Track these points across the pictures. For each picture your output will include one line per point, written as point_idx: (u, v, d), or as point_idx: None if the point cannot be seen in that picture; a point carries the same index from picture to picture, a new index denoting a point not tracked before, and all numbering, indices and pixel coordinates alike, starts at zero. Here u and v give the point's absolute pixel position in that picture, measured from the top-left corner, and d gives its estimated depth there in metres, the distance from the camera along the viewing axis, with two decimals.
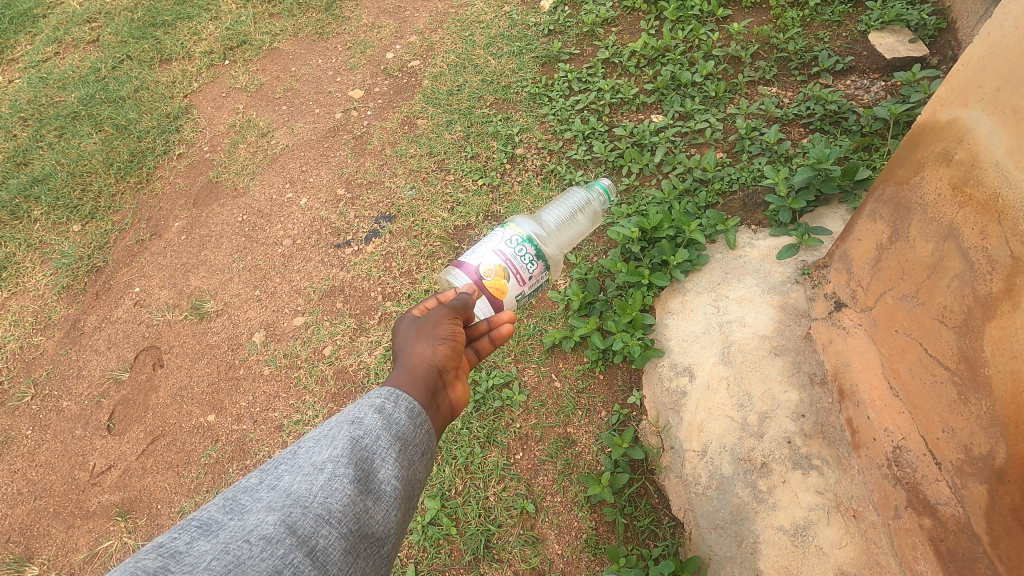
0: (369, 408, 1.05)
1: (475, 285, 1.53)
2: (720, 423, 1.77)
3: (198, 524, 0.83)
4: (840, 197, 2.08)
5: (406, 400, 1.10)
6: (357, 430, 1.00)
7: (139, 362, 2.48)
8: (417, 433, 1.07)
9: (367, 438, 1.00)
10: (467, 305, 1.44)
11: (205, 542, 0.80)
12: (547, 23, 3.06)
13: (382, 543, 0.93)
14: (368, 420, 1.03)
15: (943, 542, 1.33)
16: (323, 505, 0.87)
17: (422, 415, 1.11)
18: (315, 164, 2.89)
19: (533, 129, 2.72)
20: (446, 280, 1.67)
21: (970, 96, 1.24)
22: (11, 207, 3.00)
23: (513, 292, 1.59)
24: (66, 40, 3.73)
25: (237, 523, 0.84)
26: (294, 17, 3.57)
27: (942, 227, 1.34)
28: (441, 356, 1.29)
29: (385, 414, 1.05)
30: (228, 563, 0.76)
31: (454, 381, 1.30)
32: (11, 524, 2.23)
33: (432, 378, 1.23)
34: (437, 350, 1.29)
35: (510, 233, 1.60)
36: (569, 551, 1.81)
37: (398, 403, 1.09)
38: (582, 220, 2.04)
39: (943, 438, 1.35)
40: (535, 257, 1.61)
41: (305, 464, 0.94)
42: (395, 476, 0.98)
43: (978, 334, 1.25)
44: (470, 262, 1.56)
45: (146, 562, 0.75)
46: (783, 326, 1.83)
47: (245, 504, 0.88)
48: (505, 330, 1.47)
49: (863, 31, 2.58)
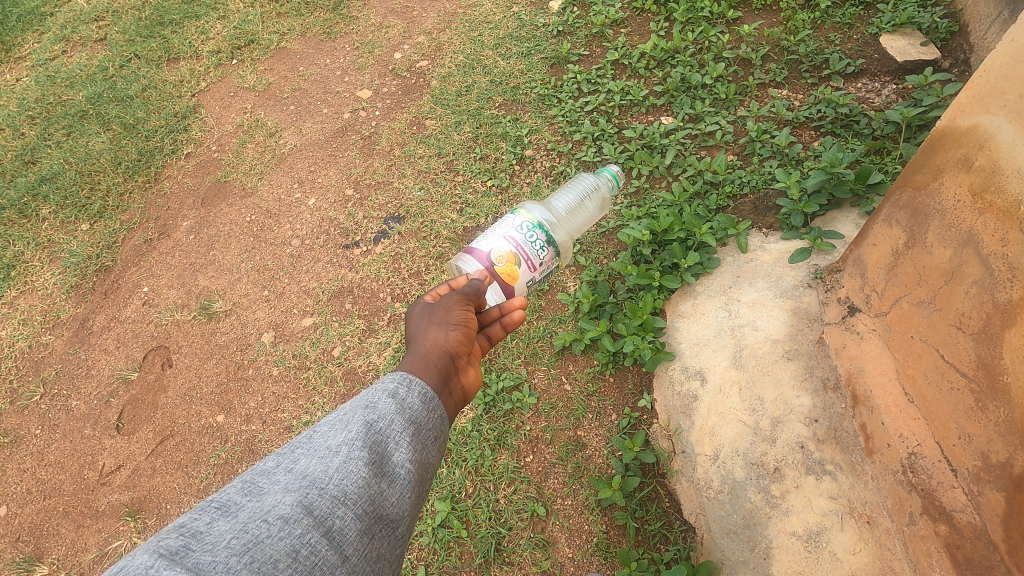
0: (383, 393, 1.04)
1: (487, 272, 1.51)
2: (732, 427, 1.77)
3: (218, 505, 0.83)
4: (851, 202, 2.08)
5: (420, 385, 1.10)
6: (371, 415, 0.99)
7: (148, 362, 2.48)
8: (430, 417, 1.07)
9: (381, 422, 0.99)
10: (479, 291, 1.43)
11: (224, 523, 0.80)
12: (556, 24, 3.05)
13: (397, 525, 0.93)
14: (382, 404, 1.02)
15: (959, 549, 1.32)
16: (339, 487, 0.87)
17: (435, 400, 1.10)
18: (323, 164, 2.89)
19: (542, 130, 2.71)
20: (457, 266, 1.66)
21: (992, 102, 1.23)
22: (19, 206, 3.00)
23: (524, 278, 1.57)
24: (74, 38, 3.73)
25: (255, 504, 0.84)
26: (302, 16, 3.56)
27: (961, 233, 1.33)
28: (452, 341, 1.29)
29: (399, 398, 1.04)
30: (247, 542, 0.76)
31: (467, 366, 1.30)
32: (21, 523, 2.23)
33: (444, 363, 1.22)
34: (449, 336, 1.29)
35: (521, 219, 1.59)
36: (580, 555, 1.81)
37: (411, 387, 1.08)
38: (590, 207, 2.04)
39: (959, 445, 1.35)
40: (546, 242, 1.60)
41: (321, 447, 0.93)
42: (409, 459, 0.97)
43: (997, 341, 1.25)
44: (480, 248, 1.55)
45: (169, 540, 0.75)
46: (795, 330, 1.82)
47: (263, 486, 0.88)
48: (517, 316, 1.46)
49: (874, 34, 2.57)
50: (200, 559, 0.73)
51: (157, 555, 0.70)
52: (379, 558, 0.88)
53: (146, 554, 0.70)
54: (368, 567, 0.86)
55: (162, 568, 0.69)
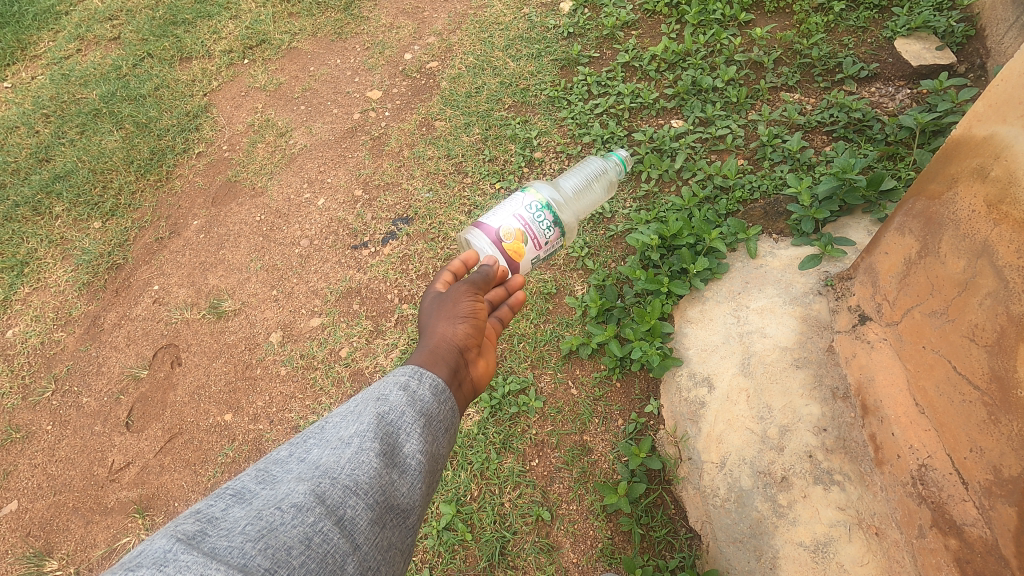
0: (393, 385, 1.05)
1: (495, 260, 1.48)
2: (740, 435, 1.75)
3: (233, 492, 0.84)
4: (863, 208, 2.06)
5: (430, 377, 1.10)
6: (382, 406, 1.00)
7: (158, 360, 2.50)
8: (441, 409, 1.07)
9: (392, 414, 0.99)
10: (488, 277, 1.43)
11: (239, 509, 0.80)
12: (567, 26, 3.04)
13: (407, 514, 0.93)
14: (393, 396, 1.02)
15: (970, 564, 1.30)
16: (350, 477, 0.87)
17: (445, 392, 1.10)
18: (332, 165, 2.90)
19: (552, 133, 2.70)
20: (465, 241, 1.64)
21: (1010, 112, 1.21)
22: (33, 203, 3.03)
23: (529, 256, 1.56)
24: (89, 37, 3.76)
25: (269, 492, 0.84)
26: (313, 16, 3.57)
27: (975, 244, 1.32)
28: (461, 334, 1.28)
29: (409, 391, 1.05)
30: (261, 528, 0.77)
31: (477, 359, 1.30)
32: (31, 518, 2.26)
33: (454, 356, 1.22)
34: (458, 329, 1.29)
35: (530, 197, 1.56)
36: (584, 560, 1.80)
37: (422, 380, 1.08)
38: (598, 189, 2.04)
39: (971, 458, 1.33)
40: (543, 226, 1.55)
41: (332, 438, 0.94)
42: (419, 451, 0.97)
43: (1011, 354, 1.23)
44: (490, 224, 1.53)
45: (185, 525, 0.76)
46: (804, 338, 1.81)
47: (277, 474, 0.88)
48: (519, 297, 1.51)
49: (889, 38, 2.54)
50: (216, 544, 0.73)
51: (174, 540, 0.71)
52: (390, 548, 0.88)
53: (163, 539, 0.71)
54: (378, 557, 0.86)
55: (179, 552, 0.69)
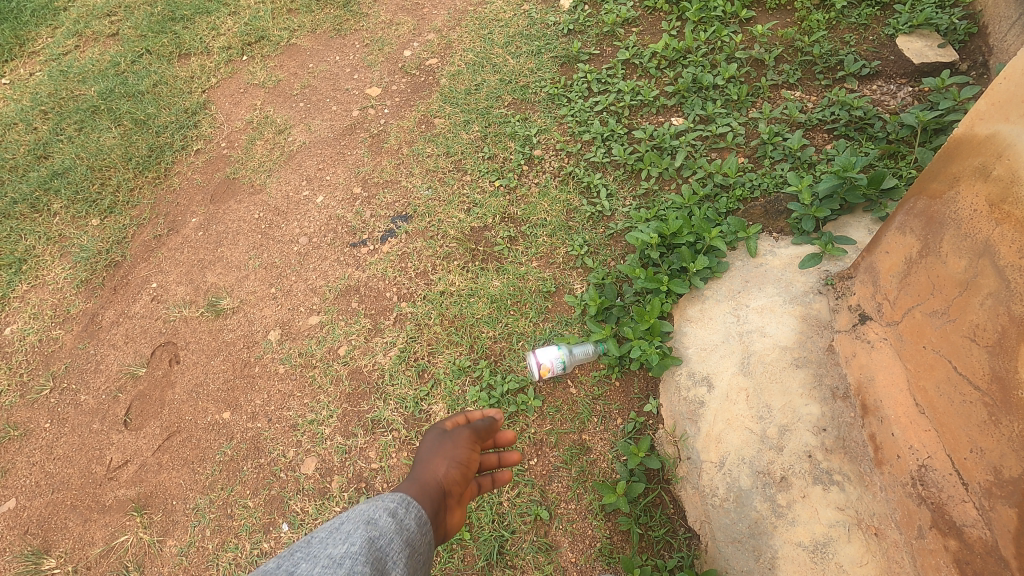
0: (383, 511, 1.07)
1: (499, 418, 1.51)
2: (740, 435, 1.74)
3: None
4: (864, 207, 2.05)
5: (416, 512, 1.13)
6: (373, 530, 1.00)
7: (156, 358, 2.49)
8: (422, 544, 1.08)
9: (381, 539, 1.00)
10: (489, 428, 1.48)
11: None
12: (567, 23, 3.03)
13: None
14: (382, 521, 1.04)
15: (969, 565, 1.30)
16: None
17: (427, 530, 1.12)
18: (331, 162, 2.89)
19: (552, 131, 2.69)
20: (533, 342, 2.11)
21: (1012, 111, 1.20)
22: (30, 200, 3.02)
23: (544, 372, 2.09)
24: (87, 33, 3.75)
25: None
26: (312, 12, 3.56)
27: (977, 243, 1.31)
28: (450, 478, 1.30)
29: (397, 519, 1.07)
30: None
31: (456, 508, 1.30)
32: (28, 516, 2.25)
33: (437, 499, 1.24)
34: (449, 472, 1.31)
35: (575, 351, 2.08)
36: (583, 560, 1.80)
37: (408, 511, 1.11)
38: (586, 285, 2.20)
39: (971, 458, 1.32)
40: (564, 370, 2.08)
41: (323, 555, 0.92)
42: None
43: (1012, 355, 1.22)
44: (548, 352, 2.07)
45: None
46: (804, 337, 1.80)
47: None
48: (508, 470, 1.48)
49: (891, 35, 2.52)
50: None
51: None
52: None
53: None
54: None
55: None
